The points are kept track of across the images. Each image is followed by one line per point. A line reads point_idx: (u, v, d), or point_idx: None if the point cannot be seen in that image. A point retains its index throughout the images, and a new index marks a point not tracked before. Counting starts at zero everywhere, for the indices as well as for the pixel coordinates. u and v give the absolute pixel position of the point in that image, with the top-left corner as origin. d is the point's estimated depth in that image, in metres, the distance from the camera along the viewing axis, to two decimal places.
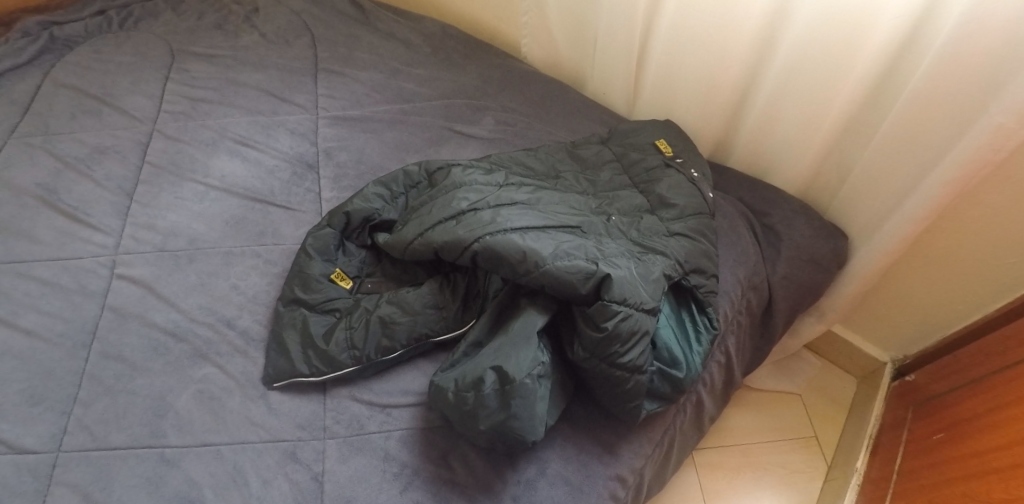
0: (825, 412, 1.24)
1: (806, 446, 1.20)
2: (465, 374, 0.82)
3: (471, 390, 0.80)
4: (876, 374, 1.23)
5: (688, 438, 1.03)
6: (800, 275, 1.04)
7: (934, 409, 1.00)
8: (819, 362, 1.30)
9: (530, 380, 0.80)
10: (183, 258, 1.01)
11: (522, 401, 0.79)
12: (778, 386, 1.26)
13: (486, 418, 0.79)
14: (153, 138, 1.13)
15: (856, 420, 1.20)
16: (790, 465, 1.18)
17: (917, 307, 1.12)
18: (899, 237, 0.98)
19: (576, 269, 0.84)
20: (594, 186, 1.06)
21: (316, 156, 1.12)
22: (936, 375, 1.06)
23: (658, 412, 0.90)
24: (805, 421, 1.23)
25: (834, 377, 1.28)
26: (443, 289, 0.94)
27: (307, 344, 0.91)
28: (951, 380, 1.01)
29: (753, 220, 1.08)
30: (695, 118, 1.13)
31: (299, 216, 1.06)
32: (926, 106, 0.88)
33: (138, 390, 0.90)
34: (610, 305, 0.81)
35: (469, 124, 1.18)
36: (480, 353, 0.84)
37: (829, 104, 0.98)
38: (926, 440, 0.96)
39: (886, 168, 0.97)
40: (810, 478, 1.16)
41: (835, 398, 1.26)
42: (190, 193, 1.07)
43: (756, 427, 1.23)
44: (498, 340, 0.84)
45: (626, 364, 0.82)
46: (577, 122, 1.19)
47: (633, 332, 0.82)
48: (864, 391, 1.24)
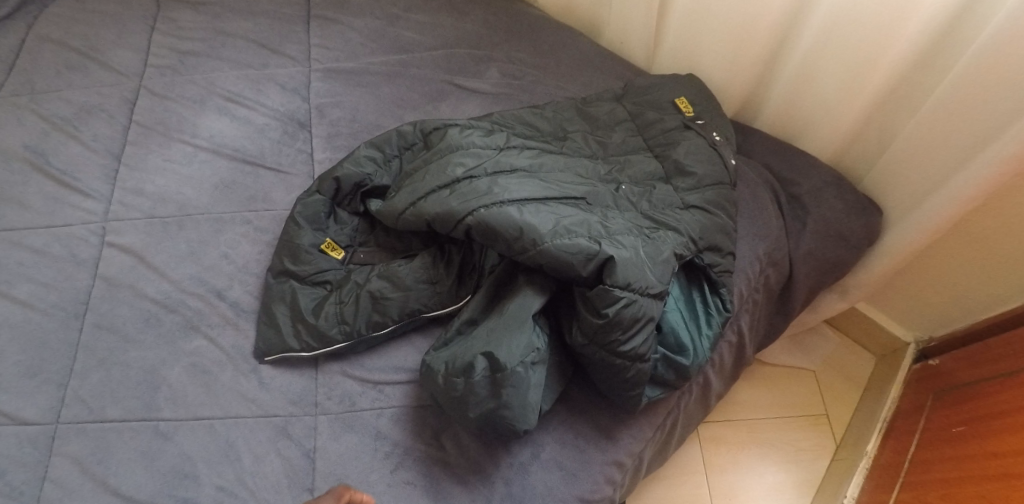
0: (838, 390, 1.22)
1: (816, 423, 1.19)
2: (455, 358, 0.78)
3: (461, 376, 0.77)
4: (898, 353, 1.18)
5: (693, 417, 1.00)
6: (826, 251, 0.98)
7: (955, 399, 0.97)
8: (837, 338, 1.26)
9: (523, 368, 0.75)
10: (173, 225, 0.98)
11: (512, 390, 0.75)
12: (794, 361, 1.23)
13: (476, 406, 0.76)
14: (140, 95, 1.12)
15: (869, 400, 1.18)
16: (796, 443, 1.18)
17: (958, 284, 1.04)
18: (939, 217, 0.90)
19: (576, 249, 0.78)
20: (603, 150, 0.99)
21: (308, 113, 1.08)
22: (964, 362, 1.01)
23: (659, 400, 0.87)
24: (816, 398, 1.22)
25: (852, 354, 1.25)
26: (439, 262, 0.89)
27: (297, 318, 0.88)
28: (975, 370, 0.97)
29: (778, 189, 1.01)
30: (720, 74, 1.03)
31: (289, 179, 1.03)
32: (980, 77, 0.78)
33: (131, 363, 0.89)
34: (611, 290, 0.76)
35: (472, 77, 1.11)
36: (473, 335, 0.80)
37: (874, 67, 0.87)
38: (943, 432, 0.94)
39: (934, 140, 0.88)
40: (816, 457, 1.16)
41: (851, 375, 1.23)
42: (179, 155, 1.05)
43: (765, 403, 1.22)
44: (493, 322, 0.79)
45: (627, 353, 0.78)
46: (589, 75, 1.11)
47: (636, 319, 0.77)
48: (882, 369, 1.20)
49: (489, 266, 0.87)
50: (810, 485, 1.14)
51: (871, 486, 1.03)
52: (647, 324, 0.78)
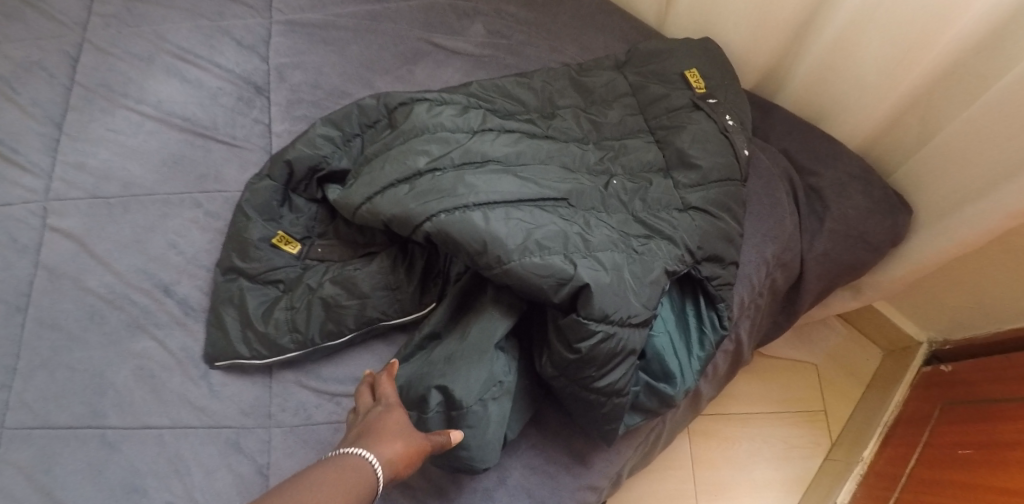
0: (840, 386, 1.18)
1: (813, 420, 1.15)
2: (410, 386, 0.70)
3: (414, 409, 0.69)
4: (907, 350, 1.15)
5: (680, 422, 0.92)
6: (842, 252, 0.87)
7: (965, 418, 0.91)
8: (844, 330, 1.22)
9: (481, 405, 0.68)
10: (118, 207, 0.89)
11: (467, 430, 0.67)
12: (797, 354, 1.19)
13: None
14: (83, 51, 1.00)
15: (872, 398, 1.15)
16: (790, 440, 1.14)
17: (1008, 280, 0.96)
18: (976, 230, 0.79)
19: (547, 271, 0.66)
20: (596, 131, 0.85)
21: (267, 76, 0.96)
22: (987, 376, 0.94)
23: (638, 426, 0.79)
24: (816, 393, 1.18)
25: (860, 348, 1.21)
26: (399, 266, 0.80)
27: (245, 324, 0.80)
28: (990, 390, 0.91)
29: (795, 179, 0.89)
30: (741, 42, 0.91)
31: (244, 155, 0.92)
32: None
33: (76, 364, 0.81)
34: (587, 324, 0.65)
35: (454, 35, 0.98)
36: (429, 360, 0.71)
37: (929, 45, 0.74)
38: (947, 451, 0.89)
39: (985, 139, 0.76)
40: (809, 455, 1.13)
41: (856, 370, 1.19)
42: (124, 124, 0.94)
43: (763, 396, 1.17)
44: (451, 348, 0.71)
45: (603, 389, 0.69)
46: (588, 36, 0.98)
47: (614, 354, 0.67)
48: (888, 366, 1.17)
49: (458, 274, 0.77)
50: (800, 483, 1.11)
51: (864, 493, 1.00)
52: (627, 359, 0.69)
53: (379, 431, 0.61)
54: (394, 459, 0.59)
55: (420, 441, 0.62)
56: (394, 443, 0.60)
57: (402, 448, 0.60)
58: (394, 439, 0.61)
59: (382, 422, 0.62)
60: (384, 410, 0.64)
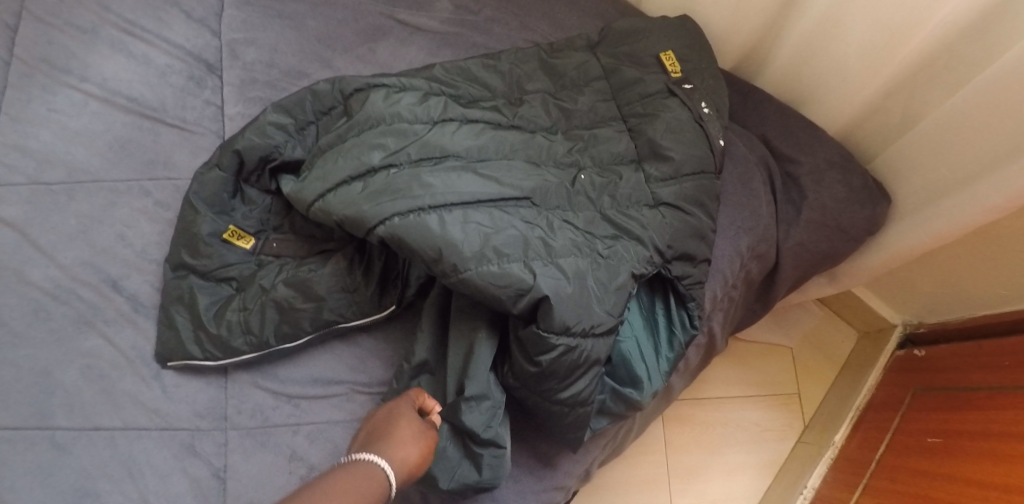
0: (814, 368, 1.17)
1: (786, 403, 1.15)
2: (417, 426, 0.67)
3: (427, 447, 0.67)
4: (883, 332, 1.14)
5: (653, 413, 0.90)
6: (818, 243, 0.84)
7: (936, 405, 0.90)
8: (820, 313, 1.20)
9: (490, 430, 0.67)
10: (61, 195, 0.83)
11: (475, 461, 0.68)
12: (772, 337, 1.17)
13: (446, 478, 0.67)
14: (21, 21, 0.90)
15: (846, 381, 1.14)
16: (763, 423, 1.13)
17: (986, 268, 0.94)
18: (957, 223, 0.76)
19: (505, 281, 0.62)
20: (566, 120, 0.81)
21: (219, 53, 0.90)
22: (961, 362, 0.93)
23: (606, 429, 0.77)
24: (790, 376, 1.16)
25: (835, 330, 1.19)
26: (357, 268, 0.79)
27: (196, 325, 0.77)
28: (963, 377, 0.90)
29: (773, 167, 0.85)
30: (720, 20, 0.86)
31: (194, 139, 0.86)
32: None
33: (20, 363, 0.77)
34: (547, 338, 0.63)
35: (419, 11, 0.92)
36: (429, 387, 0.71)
37: (914, 26, 0.69)
38: (916, 440, 0.88)
39: (969, 129, 0.72)
40: (782, 438, 1.12)
41: (831, 353, 1.18)
42: (67, 104, 0.86)
43: (738, 379, 1.16)
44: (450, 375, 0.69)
45: (565, 400, 0.67)
46: (563, 13, 0.92)
47: (576, 367, 0.65)
48: (863, 348, 1.16)
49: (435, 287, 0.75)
50: (772, 466, 1.10)
51: (834, 479, 0.99)
52: (591, 370, 0.66)
53: (386, 439, 0.58)
54: (404, 464, 0.57)
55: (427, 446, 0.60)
56: (405, 448, 0.58)
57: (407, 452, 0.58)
58: (407, 443, 0.59)
59: (393, 425, 0.60)
60: (395, 414, 0.62)
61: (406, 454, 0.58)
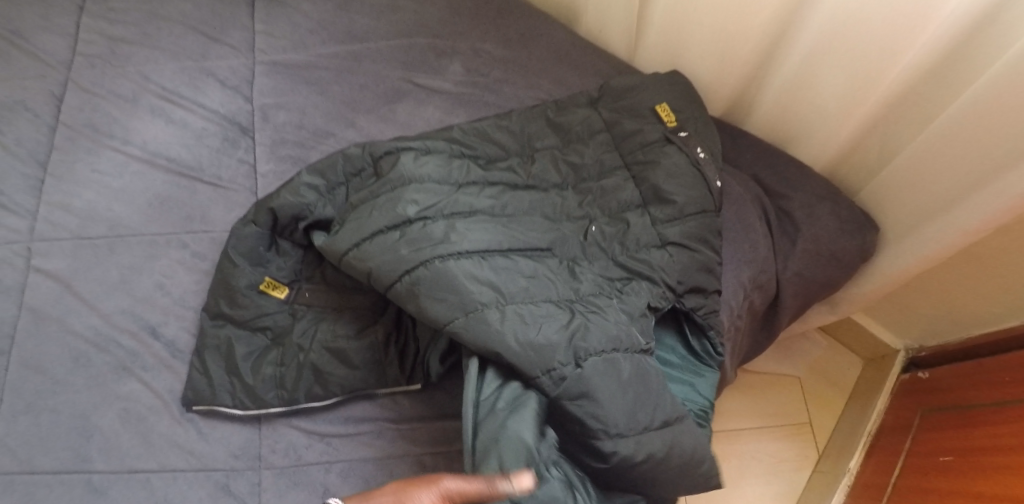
0: (824, 397, 1.22)
1: (798, 433, 1.19)
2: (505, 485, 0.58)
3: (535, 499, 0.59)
4: (886, 358, 1.20)
5: None
6: (816, 272, 0.91)
7: (945, 424, 0.95)
8: (825, 343, 1.26)
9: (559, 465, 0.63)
10: (103, 248, 0.89)
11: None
12: (780, 368, 1.24)
13: None
14: (67, 90, 0.98)
15: (854, 410, 1.19)
16: (777, 454, 1.17)
17: (970, 289, 1.02)
18: (941, 244, 0.85)
19: (545, 313, 0.68)
20: (574, 173, 0.88)
21: (251, 116, 0.97)
22: (964, 381, 0.99)
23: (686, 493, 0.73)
24: (800, 407, 1.21)
25: (840, 357, 1.25)
26: (391, 346, 0.85)
27: (233, 372, 0.82)
28: (965, 395, 0.96)
29: (767, 204, 0.93)
30: (708, 72, 0.95)
31: (229, 195, 0.93)
32: (996, 100, 0.71)
33: (61, 408, 0.80)
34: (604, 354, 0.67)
35: (433, 74, 1.01)
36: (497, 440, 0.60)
37: (882, 73, 0.79)
38: (930, 459, 0.93)
39: (942, 162, 0.81)
40: (797, 468, 1.16)
41: (837, 381, 1.24)
42: (109, 166, 0.93)
43: (749, 411, 1.21)
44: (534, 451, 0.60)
45: (628, 461, 0.65)
46: (564, 72, 1.01)
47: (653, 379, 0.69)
48: (869, 375, 1.22)
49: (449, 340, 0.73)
50: (790, 497, 1.13)
51: None
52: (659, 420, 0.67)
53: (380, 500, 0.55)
54: None
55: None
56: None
57: None
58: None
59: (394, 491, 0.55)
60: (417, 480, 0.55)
61: None
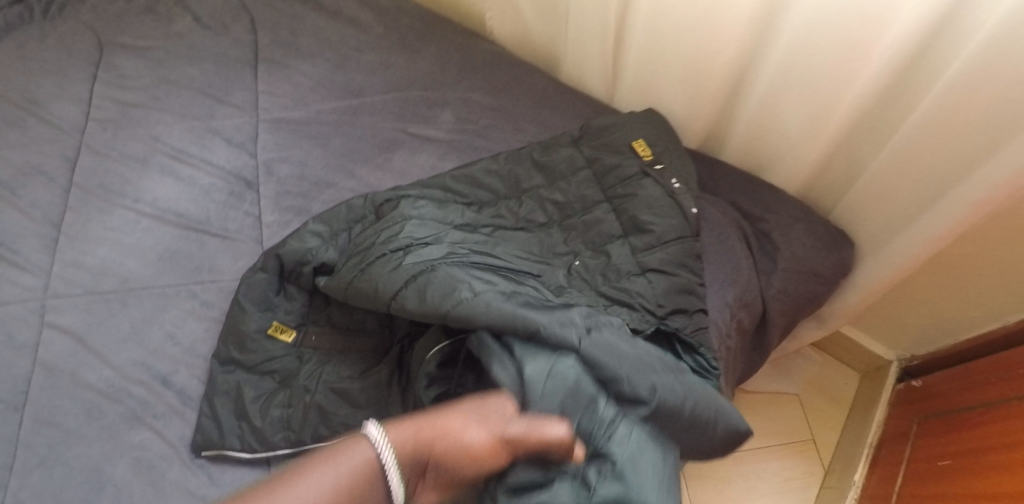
0: (823, 412, 1.27)
1: (803, 450, 1.24)
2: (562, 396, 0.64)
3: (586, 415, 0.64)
4: (881, 370, 1.24)
5: None
6: (798, 288, 0.95)
7: (941, 429, 0.99)
8: (819, 358, 1.32)
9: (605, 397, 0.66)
10: (115, 302, 0.92)
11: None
12: (779, 386, 1.29)
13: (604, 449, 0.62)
14: (81, 154, 1.03)
15: (853, 423, 1.23)
16: (784, 473, 1.21)
17: (947, 298, 1.07)
18: (909, 255, 0.90)
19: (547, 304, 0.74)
20: (560, 211, 0.94)
21: (255, 171, 1.03)
22: (955, 385, 1.03)
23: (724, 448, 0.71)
24: (802, 424, 1.26)
25: (836, 372, 1.31)
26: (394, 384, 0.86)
27: (242, 417, 0.84)
28: (957, 399, 1.00)
29: (745, 227, 0.97)
30: (681, 109, 1.03)
31: (236, 246, 0.97)
32: (944, 116, 0.78)
33: (73, 460, 0.81)
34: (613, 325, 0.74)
35: (426, 123, 1.08)
36: (551, 371, 0.65)
37: (837, 103, 0.86)
38: (930, 465, 0.96)
39: (903, 176, 0.88)
40: (804, 485, 1.20)
41: (836, 396, 1.29)
42: (121, 223, 0.97)
43: (752, 431, 1.26)
44: (570, 380, 0.65)
45: (661, 406, 0.66)
46: (549, 115, 1.08)
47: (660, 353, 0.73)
48: (866, 387, 1.26)
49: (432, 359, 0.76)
50: None
51: None
52: (677, 375, 0.70)
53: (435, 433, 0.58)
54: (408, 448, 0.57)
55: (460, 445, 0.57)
56: (424, 442, 0.57)
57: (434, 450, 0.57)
58: (436, 440, 0.57)
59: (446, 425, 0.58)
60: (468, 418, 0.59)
61: (437, 443, 0.57)
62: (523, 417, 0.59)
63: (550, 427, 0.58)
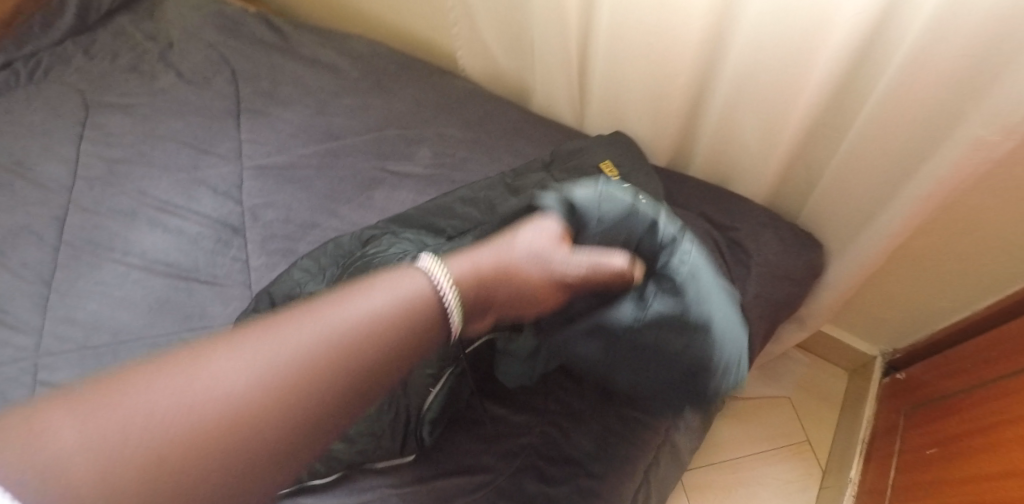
0: (816, 413, 1.30)
1: (800, 452, 1.26)
2: (612, 225, 0.74)
3: (631, 237, 0.75)
4: (867, 366, 1.27)
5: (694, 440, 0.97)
6: (774, 291, 0.97)
7: (929, 417, 1.01)
8: (807, 360, 1.35)
9: (648, 205, 0.76)
10: (106, 354, 0.92)
11: (660, 335, 0.72)
12: (770, 391, 1.32)
13: (664, 263, 0.73)
14: (69, 211, 1.05)
15: (847, 421, 1.26)
16: (783, 477, 1.23)
17: (916, 292, 1.11)
18: (873, 253, 0.93)
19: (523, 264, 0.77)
20: None
21: (241, 217, 1.05)
22: (938, 373, 1.06)
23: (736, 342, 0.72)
24: (797, 427, 1.28)
25: (824, 372, 1.34)
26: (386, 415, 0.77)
27: None
28: (938, 388, 1.04)
29: (717, 237, 1.00)
30: (646, 131, 1.08)
31: (225, 291, 0.98)
32: (888, 119, 0.83)
33: None
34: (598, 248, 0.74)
35: (405, 160, 1.12)
36: (600, 195, 0.75)
37: (786, 116, 0.91)
38: (920, 454, 0.99)
39: (858, 177, 0.92)
40: (804, 487, 1.22)
41: (827, 396, 1.31)
42: (111, 276, 0.99)
43: (749, 438, 1.28)
44: (621, 210, 0.74)
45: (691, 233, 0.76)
46: (522, 144, 1.13)
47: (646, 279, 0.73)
48: (856, 384, 1.29)
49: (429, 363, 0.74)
50: None
51: None
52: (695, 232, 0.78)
53: (494, 272, 0.69)
54: (473, 277, 0.67)
55: (518, 270, 0.70)
56: (488, 273, 0.68)
57: (495, 273, 0.69)
58: (497, 267, 0.69)
59: (502, 269, 0.69)
60: (514, 248, 0.71)
61: (493, 275, 0.69)
62: (582, 254, 0.71)
63: (610, 263, 0.71)
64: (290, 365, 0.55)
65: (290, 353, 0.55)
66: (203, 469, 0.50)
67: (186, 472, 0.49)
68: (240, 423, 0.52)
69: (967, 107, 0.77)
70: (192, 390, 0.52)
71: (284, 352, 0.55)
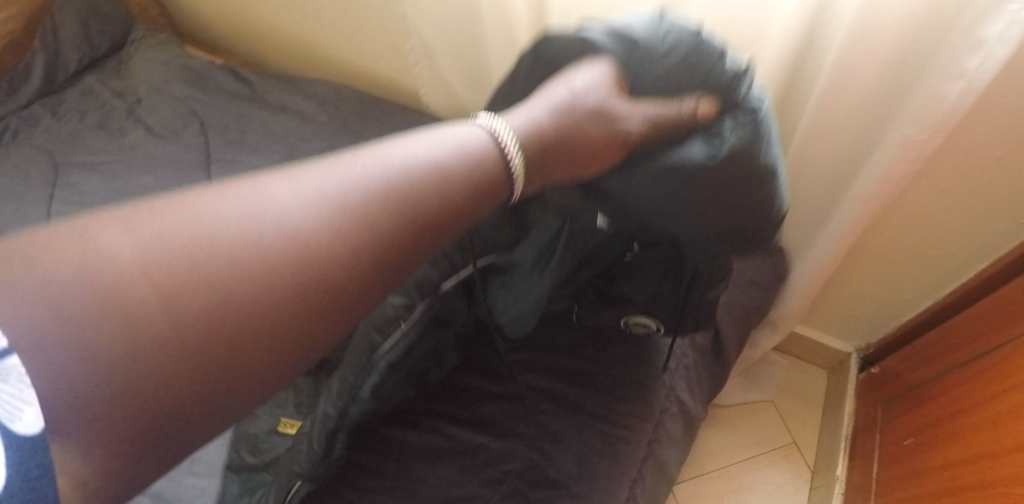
0: (800, 414, 1.32)
1: (787, 455, 1.27)
2: (670, 63, 0.64)
3: (696, 80, 0.65)
4: (844, 364, 1.31)
5: (679, 448, 1.00)
6: (739, 299, 1.05)
7: (903, 408, 1.04)
8: (786, 362, 1.38)
9: (713, 41, 0.66)
10: None
11: (726, 178, 0.63)
12: (753, 396, 1.34)
13: (729, 124, 0.64)
14: None
15: (830, 419, 1.28)
16: (773, 480, 1.24)
17: (878, 289, 1.15)
18: (830, 255, 0.97)
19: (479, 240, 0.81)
20: None
21: None
22: (908, 364, 1.09)
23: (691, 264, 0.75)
24: (782, 429, 1.30)
25: (804, 373, 1.36)
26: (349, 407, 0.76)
27: None
28: (909, 379, 1.07)
29: None
30: None
31: None
32: (827, 127, 0.88)
33: None
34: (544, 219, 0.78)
35: None
36: (656, 31, 0.65)
37: None
38: (898, 446, 1.01)
39: (807, 184, 0.96)
40: (795, 489, 1.23)
41: (808, 396, 1.34)
42: None
43: (737, 445, 1.29)
44: (688, 41, 0.64)
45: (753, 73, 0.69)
46: None
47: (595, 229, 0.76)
48: (835, 381, 1.32)
49: (381, 322, 0.76)
50: None
51: None
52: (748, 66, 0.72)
53: (563, 136, 0.61)
54: (534, 132, 0.58)
55: (584, 136, 0.62)
56: (548, 137, 0.60)
57: (558, 138, 0.60)
58: (558, 132, 0.60)
59: (566, 129, 0.61)
60: (577, 98, 0.62)
61: (558, 134, 0.60)
62: (646, 100, 0.64)
63: (677, 109, 0.64)
64: (365, 207, 0.48)
65: (365, 196, 0.48)
66: (255, 301, 0.44)
67: (241, 293, 0.44)
68: (307, 254, 0.46)
69: (895, 108, 0.82)
70: (260, 212, 0.46)
71: (353, 189, 0.48)
